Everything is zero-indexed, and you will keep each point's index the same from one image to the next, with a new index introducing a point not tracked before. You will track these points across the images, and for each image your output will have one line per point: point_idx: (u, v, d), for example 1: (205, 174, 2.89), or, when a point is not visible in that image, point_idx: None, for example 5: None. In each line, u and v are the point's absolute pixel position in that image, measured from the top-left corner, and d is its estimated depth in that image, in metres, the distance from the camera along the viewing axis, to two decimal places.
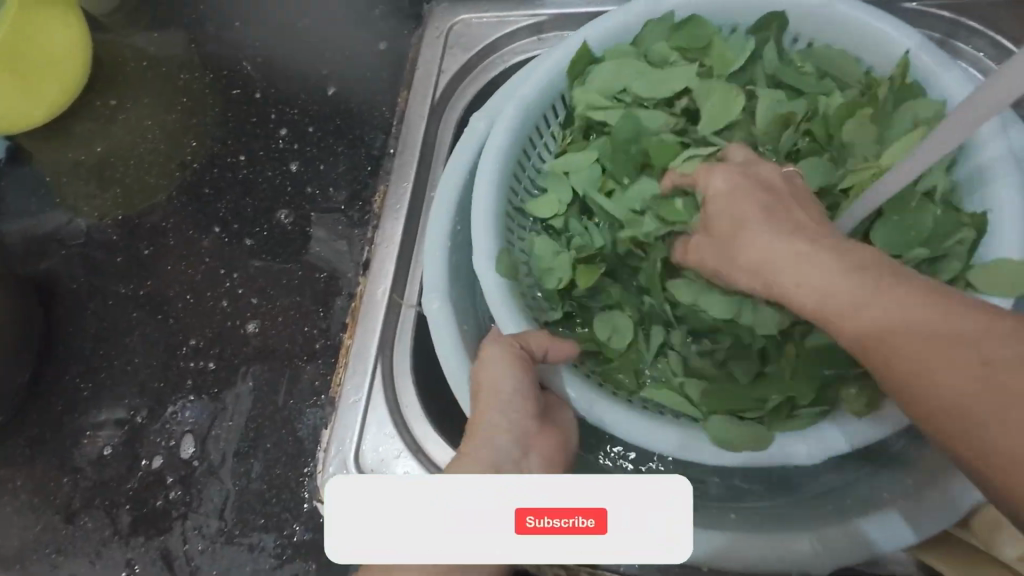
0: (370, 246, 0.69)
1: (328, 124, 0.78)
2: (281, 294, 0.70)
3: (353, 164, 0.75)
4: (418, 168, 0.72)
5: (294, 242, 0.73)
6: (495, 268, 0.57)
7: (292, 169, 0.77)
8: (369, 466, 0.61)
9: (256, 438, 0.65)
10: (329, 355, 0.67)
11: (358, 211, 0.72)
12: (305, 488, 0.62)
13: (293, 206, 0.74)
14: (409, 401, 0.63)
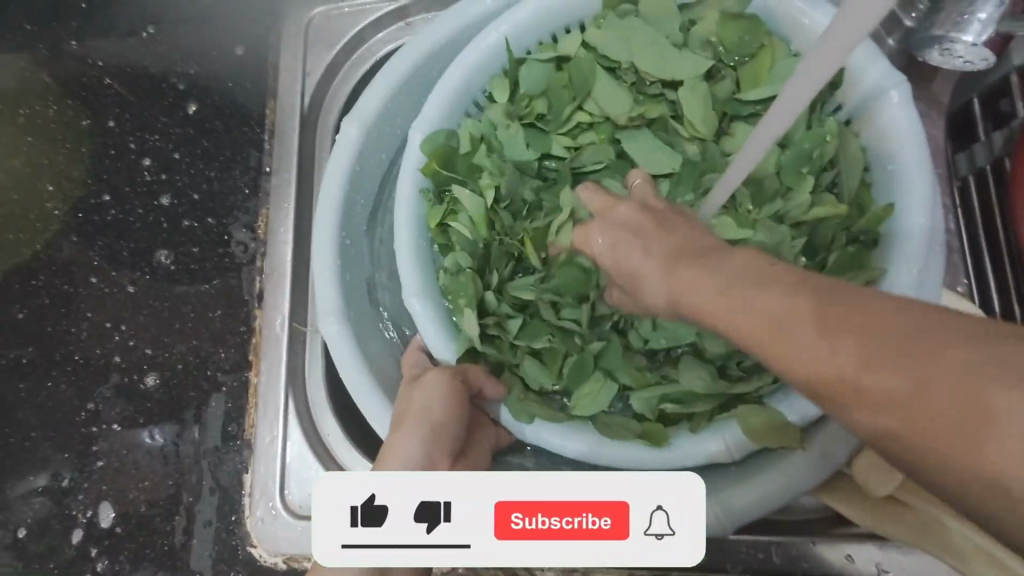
0: (261, 276, 0.66)
1: (196, 148, 0.71)
2: (177, 340, 0.66)
3: (230, 188, 0.69)
4: (299, 185, 0.68)
5: (182, 283, 0.68)
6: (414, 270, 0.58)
7: (164, 203, 0.71)
8: (296, 503, 0.60)
9: (178, 493, 0.63)
10: (236, 397, 0.64)
11: (243, 239, 0.68)
12: (235, 537, 0.61)
13: (173, 244, 0.69)
14: (329, 430, 0.62)
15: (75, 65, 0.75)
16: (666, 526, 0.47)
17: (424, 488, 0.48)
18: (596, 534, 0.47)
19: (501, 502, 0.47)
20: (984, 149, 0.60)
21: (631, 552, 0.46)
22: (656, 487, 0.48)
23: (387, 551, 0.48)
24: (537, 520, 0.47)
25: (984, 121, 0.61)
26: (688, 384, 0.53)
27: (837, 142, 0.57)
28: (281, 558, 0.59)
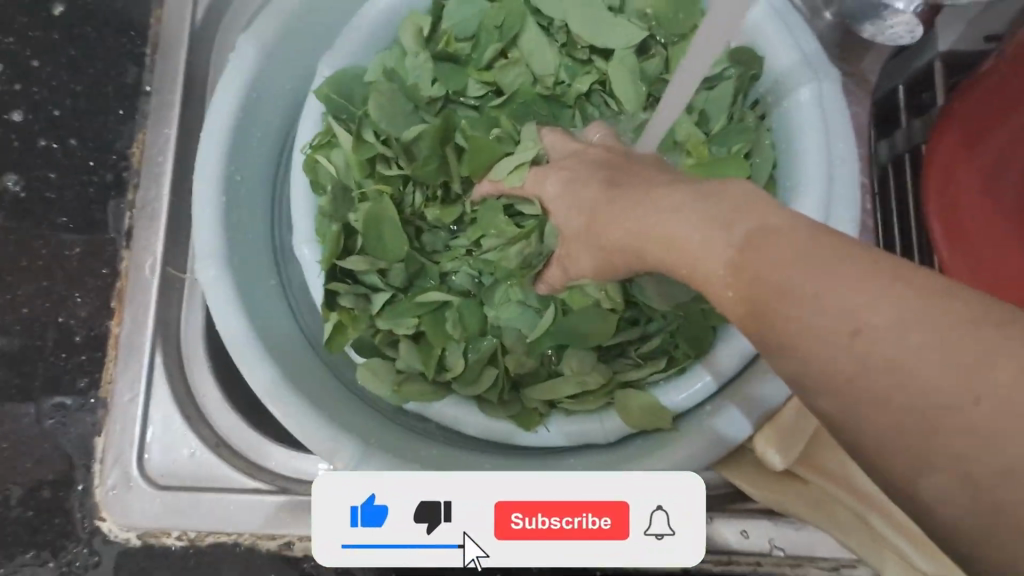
0: (132, 212, 0.57)
1: (59, 58, 0.60)
2: (24, 281, 0.56)
3: (101, 108, 0.59)
4: (184, 111, 0.58)
5: (33, 214, 0.58)
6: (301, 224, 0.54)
7: (15, 120, 0.59)
8: (157, 471, 0.52)
9: (13, 458, 0.54)
10: (93, 350, 0.55)
11: (113, 168, 0.58)
12: (81, 508, 0.52)
13: (23, 167, 0.58)
14: (202, 390, 0.54)
15: None
16: (666, 525, 0.43)
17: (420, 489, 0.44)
18: (597, 534, 0.43)
19: (501, 502, 0.44)
20: (905, 135, 0.59)
21: (631, 554, 0.42)
22: (655, 486, 0.44)
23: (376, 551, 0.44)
24: (538, 520, 0.43)
25: (906, 110, 0.60)
26: (575, 356, 0.51)
27: (752, 134, 0.53)
28: (135, 533, 0.51)
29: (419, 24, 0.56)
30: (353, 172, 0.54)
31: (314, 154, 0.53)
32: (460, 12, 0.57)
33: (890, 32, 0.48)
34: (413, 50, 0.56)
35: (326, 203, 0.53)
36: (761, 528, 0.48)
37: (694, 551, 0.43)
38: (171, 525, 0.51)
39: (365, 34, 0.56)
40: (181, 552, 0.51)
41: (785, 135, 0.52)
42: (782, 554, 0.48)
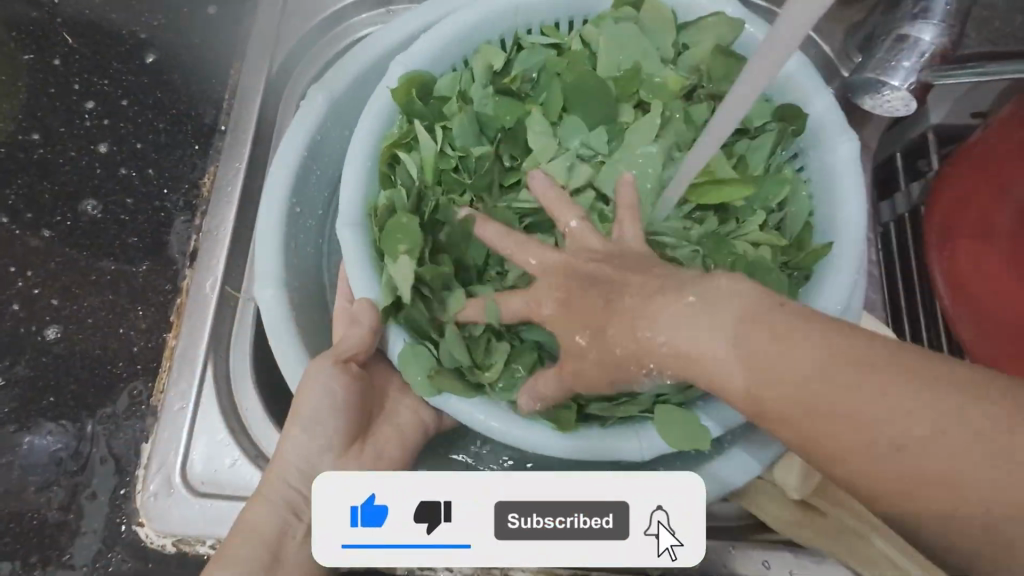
0: (197, 234, 0.62)
1: (147, 99, 0.68)
2: (91, 293, 0.61)
3: (179, 144, 0.66)
4: (254, 148, 0.65)
5: (107, 233, 0.63)
6: (351, 207, 0.52)
7: (101, 150, 0.66)
8: (198, 479, 0.54)
9: (62, 460, 0.56)
10: (148, 360, 0.59)
11: (184, 196, 0.64)
12: (119, 512, 0.54)
13: (102, 192, 0.64)
14: (246, 403, 0.57)
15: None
16: (664, 527, 0.44)
17: (415, 485, 0.45)
18: (594, 534, 0.44)
19: (500, 501, 0.45)
20: (905, 197, 0.65)
21: (628, 553, 0.43)
22: (657, 487, 0.45)
23: (393, 550, 0.45)
24: (533, 520, 0.44)
25: (905, 175, 0.66)
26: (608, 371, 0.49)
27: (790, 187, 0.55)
28: (170, 541, 0.53)
29: (490, 54, 0.57)
30: (408, 169, 0.54)
31: (392, 148, 0.53)
32: (528, 52, 0.59)
33: (887, 105, 0.54)
34: (482, 80, 0.57)
35: (383, 198, 0.52)
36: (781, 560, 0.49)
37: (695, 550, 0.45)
38: (207, 533, 0.53)
39: (435, 52, 0.57)
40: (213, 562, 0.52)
41: (823, 190, 0.54)
42: None
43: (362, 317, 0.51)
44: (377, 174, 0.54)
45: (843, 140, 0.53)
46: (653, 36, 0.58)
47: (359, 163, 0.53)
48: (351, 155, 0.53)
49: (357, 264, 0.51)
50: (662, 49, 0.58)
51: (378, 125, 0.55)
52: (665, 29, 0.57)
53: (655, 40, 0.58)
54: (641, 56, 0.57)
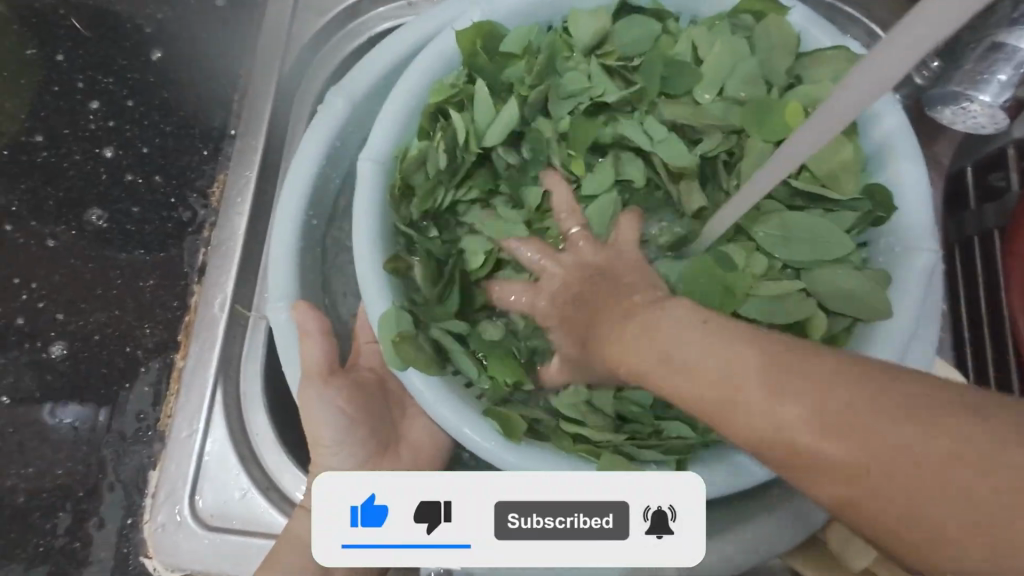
0: (206, 248, 0.59)
1: (154, 100, 0.64)
2: (96, 308, 0.58)
3: (187, 148, 0.62)
4: (265, 155, 0.61)
5: (112, 245, 0.60)
6: (374, 158, 0.47)
7: (106, 155, 0.62)
8: (206, 511, 0.52)
9: (68, 483, 0.54)
10: (155, 382, 0.56)
11: (193, 205, 0.61)
12: (126, 543, 0.52)
13: (107, 201, 0.61)
14: (258, 430, 0.54)
15: None
16: (667, 524, 0.40)
17: (425, 486, 0.40)
18: (594, 535, 0.39)
19: (501, 501, 0.40)
20: (975, 218, 0.59)
21: (632, 556, 0.38)
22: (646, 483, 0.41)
23: (392, 553, 0.41)
24: (532, 520, 0.39)
25: (976, 191, 0.59)
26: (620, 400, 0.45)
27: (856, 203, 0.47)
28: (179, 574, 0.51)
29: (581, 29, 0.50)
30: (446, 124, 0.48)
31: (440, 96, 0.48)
32: (623, 32, 0.51)
33: (971, 121, 0.48)
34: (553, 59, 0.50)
35: (416, 146, 0.48)
36: None
37: (694, 550, 0.40)
38: (217, 568, 0.50)
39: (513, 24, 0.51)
40: None
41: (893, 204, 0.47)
42: None
43: (309, 327, 0.49)
44: (416, 122, 0.49)
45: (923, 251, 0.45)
46: (763, 55, 0.50)
47: (397, 114, 0.48)
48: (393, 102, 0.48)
49: (366, 206, 0.47)
50: (770, 73, 0.50)
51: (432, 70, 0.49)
52: (787, 50, 0.49)
53: (766, 65, 0.50)
54: (752, 82, 0.49)
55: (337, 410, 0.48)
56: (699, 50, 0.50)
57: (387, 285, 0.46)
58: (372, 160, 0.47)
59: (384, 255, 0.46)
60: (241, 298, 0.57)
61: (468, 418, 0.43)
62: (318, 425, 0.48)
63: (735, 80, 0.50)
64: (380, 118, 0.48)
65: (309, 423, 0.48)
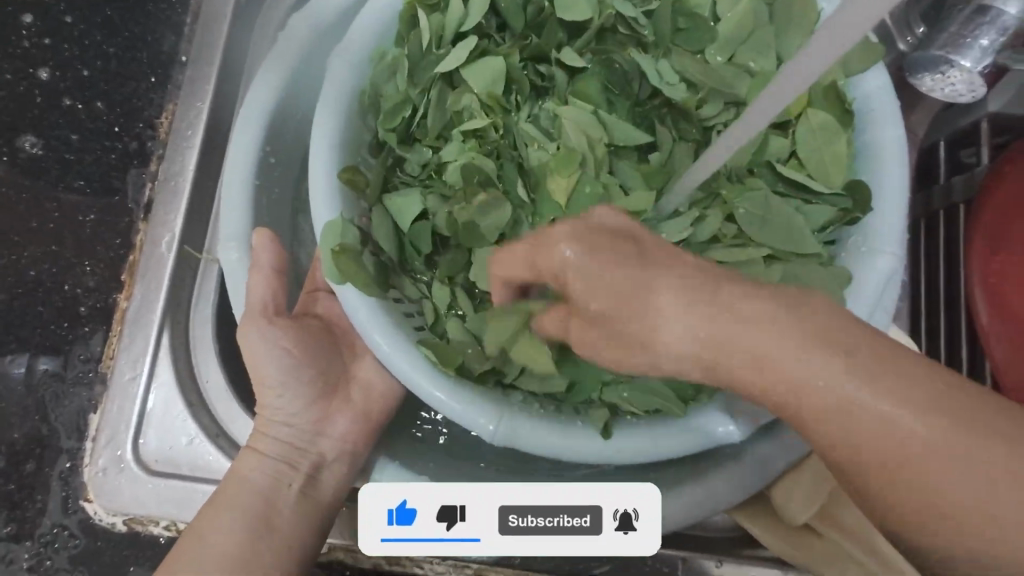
0: (153, 183, 0.55)
1: (94, 18, 0.58)
2: (31, 242, 0.54)
3: (133, 73, 0.57)
4: (219, 86, 0.56)
5: (48, 175, 0.55)
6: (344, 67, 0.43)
7: (42, 77, 0.57)
8: (150, 455, 0.50)
9: (2, 425, 0.51)
10: (97, 323, 0.53)
11: (139, 136, 0.56)
12: (65, 487, 0.50)
13: (43, 127, 0.56)
14: (207, 375, 0.52)
15: None
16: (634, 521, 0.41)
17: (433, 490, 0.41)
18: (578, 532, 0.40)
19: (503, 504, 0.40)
20: (943, 191, 0.59)
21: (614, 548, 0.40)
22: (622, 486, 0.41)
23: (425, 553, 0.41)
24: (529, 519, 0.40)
25: (945, 166, 0.60)
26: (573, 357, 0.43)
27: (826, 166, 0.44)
28: (121, 518, 0.49)
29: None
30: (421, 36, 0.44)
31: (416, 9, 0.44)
32: None
33: (948, 88, 0.48)
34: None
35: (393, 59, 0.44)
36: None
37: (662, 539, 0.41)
38: (161, 513, 0.49)
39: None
40: (169, 543, 0.49)
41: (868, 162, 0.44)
42: None
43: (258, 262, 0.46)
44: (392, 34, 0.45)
45: (884, 254, 0.41)
46: (783, 28, 0.45)
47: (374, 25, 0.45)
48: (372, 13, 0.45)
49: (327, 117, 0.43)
50: (785, 50, 0.45)
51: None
52: (805, 27, 0.44)
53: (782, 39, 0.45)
54: (768, 53, 0.45)
55: (281, 350, 0.46)
56: (718, 9, 0.46)
57: (338, 195, 0.42)
58: (346, 59, 0.44)
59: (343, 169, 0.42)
60: (192, 239, 0.54)
61: (402, 345, 0.40)
62: (258, 362, 0.46)
63: (751, 46, 0.45)
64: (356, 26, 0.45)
65: (251, 358, 0.46)
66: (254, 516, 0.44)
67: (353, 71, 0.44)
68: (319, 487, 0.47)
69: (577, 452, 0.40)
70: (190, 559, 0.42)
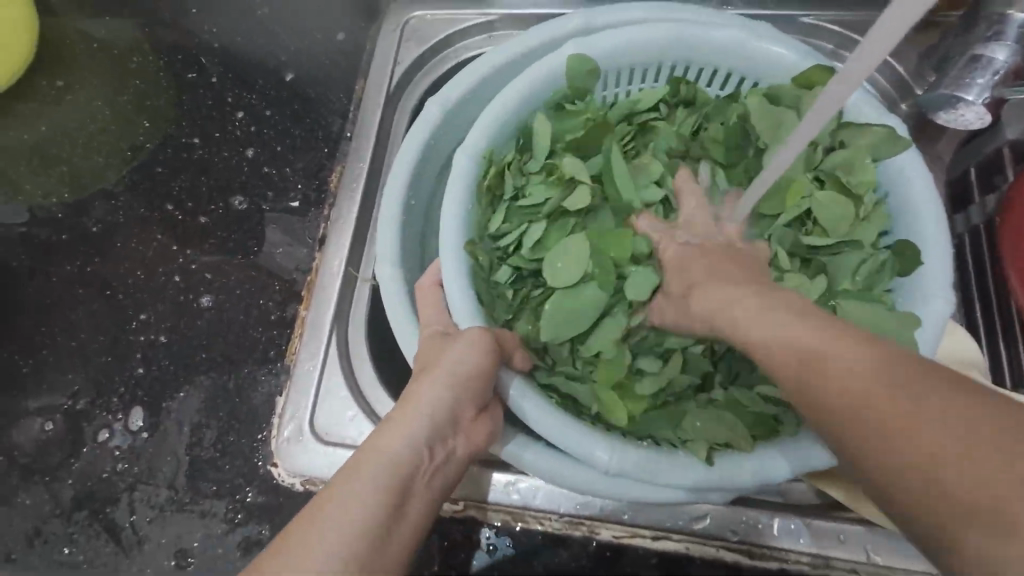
0: (327, 223, 0.73)
1: (285, 111, 0.80)
2: (237, 268, 0.72)
3: (312, 147, 0.78)
4: (375, 153, 0.76)
5: (251, 221, 0.75)
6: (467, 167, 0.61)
7: (248, 154, 0.78)
8: (323, 428, 0.63)
9: (210, 405, 0.66)
10: (283, 328, 0.69)
11: (315, 190, 0.76)
12: (257, 454, 0.63)
13: (248, 190, 0.76)
14: (363, 367, 0.66)
15: (200, 39, 0.88)
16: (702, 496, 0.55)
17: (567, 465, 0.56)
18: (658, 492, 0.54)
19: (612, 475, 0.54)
20: (980, 210, 0.68)
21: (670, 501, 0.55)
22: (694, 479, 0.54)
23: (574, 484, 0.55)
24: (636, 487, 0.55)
25: (978, 187, 0.69)
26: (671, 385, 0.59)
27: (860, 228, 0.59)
28: (300, 479, 0.61)
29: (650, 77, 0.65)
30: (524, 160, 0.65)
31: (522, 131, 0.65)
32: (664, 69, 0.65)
33: (960, 118, 0.60)
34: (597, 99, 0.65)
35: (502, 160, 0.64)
36: (844, 531, 0.55)
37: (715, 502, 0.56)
38: (330, 475, 0.61)
39: (600, 58, 0.65)
40: None
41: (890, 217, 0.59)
42: (875, 562, 0.54)
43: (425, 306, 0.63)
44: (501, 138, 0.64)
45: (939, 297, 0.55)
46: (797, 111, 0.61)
47: (489, 125, 0.63)
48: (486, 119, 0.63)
49: (456, 198, 0.60)
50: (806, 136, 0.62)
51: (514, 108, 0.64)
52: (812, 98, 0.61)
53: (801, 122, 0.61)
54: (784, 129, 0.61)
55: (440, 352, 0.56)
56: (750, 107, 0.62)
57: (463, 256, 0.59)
58: (467, 155, 0.62)
59: (466, 239, 0.60)
60: (354, 263, 0.71)
61: (541, 404, 0.55)
62: (427, 360, 0.55)
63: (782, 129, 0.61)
64: (480, 126, 0.63)
65: (438, 368, 0.53)
66: (392, 488, 0.45)
67: (473, 166, 0.62)
68: (444, 471, 0.50)
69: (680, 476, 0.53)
70: (333, 513, 0.42)
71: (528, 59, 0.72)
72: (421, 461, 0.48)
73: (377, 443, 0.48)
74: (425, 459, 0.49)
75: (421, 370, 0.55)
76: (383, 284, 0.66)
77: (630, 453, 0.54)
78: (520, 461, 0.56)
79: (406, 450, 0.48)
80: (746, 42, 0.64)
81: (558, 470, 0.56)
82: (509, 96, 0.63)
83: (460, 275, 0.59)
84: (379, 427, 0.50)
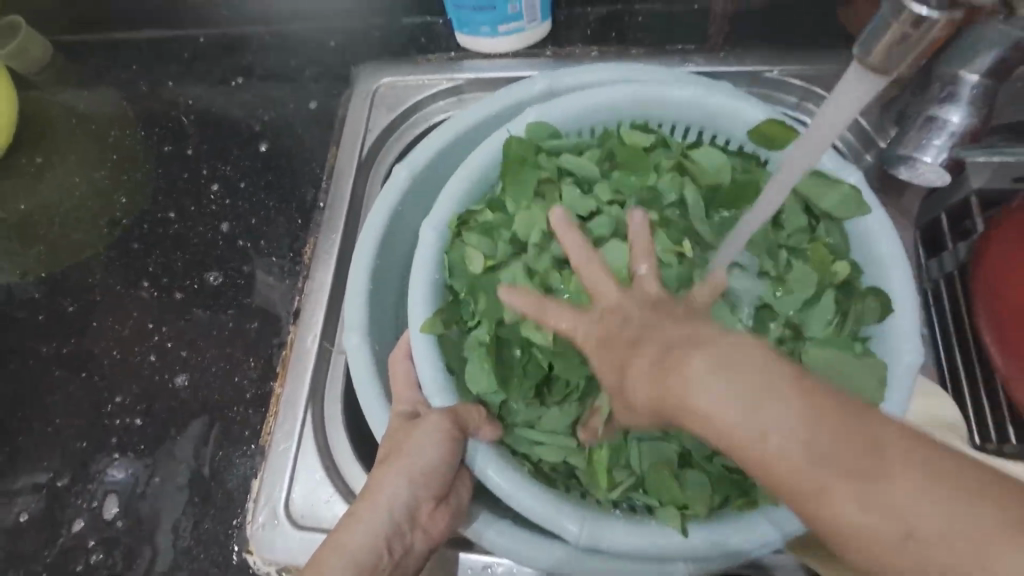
0: (301, 295, 0.73)
1: (259, 181, 0.81)
2: (213, 345, 0.72)
3: (287, 217, 0.78)
4: (347, 221, 0.76)
5: (225, 295, 0.75)
6: (433, 238, 0.61)
7: (223, 227, 0.79)
8: (298, 511, 0.62)
9: (184, 492, 0.65)
10: (258, 406, 0.68)
11: (289, 262, 0.76)
12: (233, 540, 0.62)
13: (222, 264, 0.77)
14: (338, 444, 0.65)
15: (177, 111, 0.90)
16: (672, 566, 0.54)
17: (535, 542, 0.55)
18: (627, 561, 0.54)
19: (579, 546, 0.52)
20: (951, 257, 0.68)
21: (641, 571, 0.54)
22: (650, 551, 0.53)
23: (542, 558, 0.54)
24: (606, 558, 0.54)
25: (951, 235, 0.69)
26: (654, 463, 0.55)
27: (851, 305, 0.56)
28: (275, 567, 0.60)
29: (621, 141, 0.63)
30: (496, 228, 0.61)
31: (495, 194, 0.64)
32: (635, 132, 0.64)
33: (921, 175, 0.58)
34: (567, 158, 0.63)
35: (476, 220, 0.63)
36: None
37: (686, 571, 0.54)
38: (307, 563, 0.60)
39: (565, 123, 0.65)
40: None
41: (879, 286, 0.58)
42: None
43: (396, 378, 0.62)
44: (470, 200, 0.63)
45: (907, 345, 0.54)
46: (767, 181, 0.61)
47: (458, 191, 0.63)
48: (455, 185, 0.63)
49: (423, 269, 0.60)
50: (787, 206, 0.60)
51: (484, 170, 0.64)
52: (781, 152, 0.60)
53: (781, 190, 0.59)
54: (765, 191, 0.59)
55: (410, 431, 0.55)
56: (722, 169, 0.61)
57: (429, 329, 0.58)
58: (433, 226, 0.61)
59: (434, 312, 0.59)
60: (329, 336, 0.71)
61: (505, 473, 0.54)
62: (397, 443, 0.55)
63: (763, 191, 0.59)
64: (445, 197, 0.62)
65: (402, 457, 0.54)
66: None
67: (439, 235, 0.61)
68: (404, 565, 0.53)
69: (652, 549, 0.52)
70: None
71: (496, 119, 0.73)
72: (382, 556, 0.51)
73: (339, 540, 0.51)
74: (386, 554, 0.51)
75: (386, 454, 0.55)
76: (350, 353, 0.66)
77: (598, 527, 0.52)
78: (486, 541, 0.55)
79: (366, 547, 0.51)
80: (704, 99, 0.64)
81: (527, 551, 0.54)
82: (474, 164, 0.63)
83: (428, 351, 0.58)
84: (343, 520, 0.52)
